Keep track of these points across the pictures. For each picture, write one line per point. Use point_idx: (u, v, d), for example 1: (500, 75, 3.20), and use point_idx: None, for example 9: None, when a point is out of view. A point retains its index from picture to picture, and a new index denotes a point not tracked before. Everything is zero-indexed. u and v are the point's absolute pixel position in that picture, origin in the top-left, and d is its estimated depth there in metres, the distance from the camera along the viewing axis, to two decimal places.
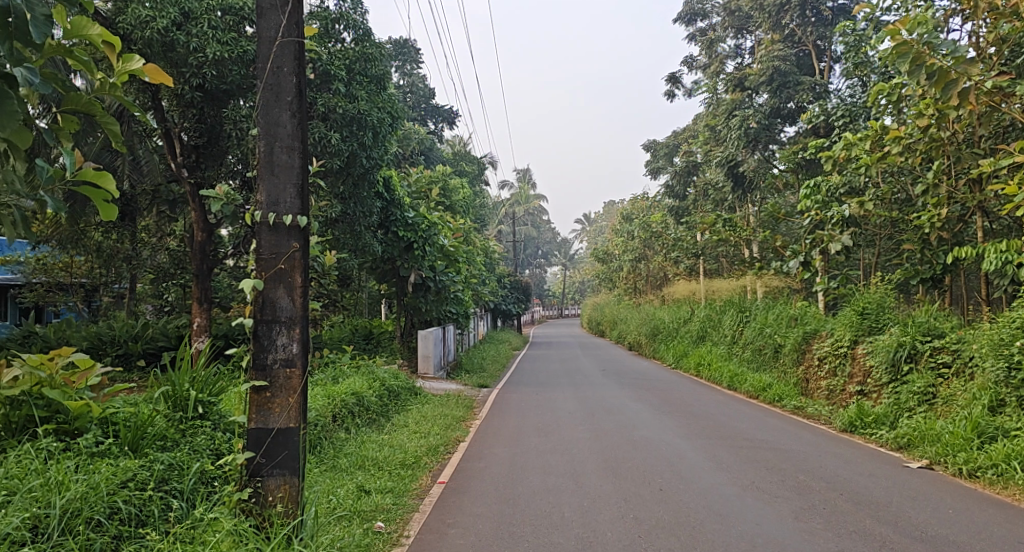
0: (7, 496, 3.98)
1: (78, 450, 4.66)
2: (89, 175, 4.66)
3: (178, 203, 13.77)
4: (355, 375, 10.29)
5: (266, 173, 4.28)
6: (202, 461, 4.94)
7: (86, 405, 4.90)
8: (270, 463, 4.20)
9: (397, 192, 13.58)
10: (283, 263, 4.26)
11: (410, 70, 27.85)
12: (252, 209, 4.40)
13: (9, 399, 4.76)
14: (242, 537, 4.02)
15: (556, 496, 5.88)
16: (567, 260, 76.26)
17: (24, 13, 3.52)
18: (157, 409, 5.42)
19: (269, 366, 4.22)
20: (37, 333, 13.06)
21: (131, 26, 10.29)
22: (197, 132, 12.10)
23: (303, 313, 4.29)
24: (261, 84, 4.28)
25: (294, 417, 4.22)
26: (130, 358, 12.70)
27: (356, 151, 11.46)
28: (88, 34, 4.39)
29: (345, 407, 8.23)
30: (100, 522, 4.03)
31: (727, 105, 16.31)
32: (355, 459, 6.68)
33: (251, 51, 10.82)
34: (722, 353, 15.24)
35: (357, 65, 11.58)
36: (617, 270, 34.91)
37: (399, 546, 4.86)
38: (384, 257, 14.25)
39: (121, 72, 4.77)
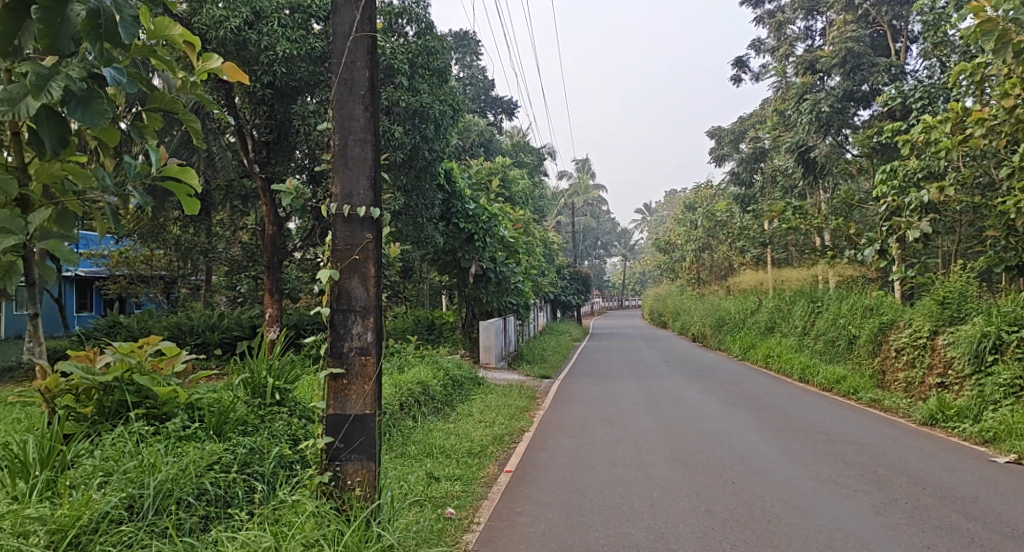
0: (105, 476, 4.21)
1: (166, 433, 4.89)
2: (174, 170, 4.85)
3: (250, 197, 14.19)
4: (420, 365, 10.46)
5: (340, 167, 4.38)
6: (281, 446, 5.13)
7: (174, 391, 5.13)
8: (348, 447, 4.30)
9: (459, 184, 13.76)
10: (357, 254, 4.36)
11: (470, 62, 27.87)
12: (327, 202, 4.51)
13: (103, 384, 4.98)
14: (325, 518, 4.10)
15: (625, 487, 5.87)
16: (627, 251, 75.56)
17: (114, 15, 3.68)
18: (237, 396, 5.67)
19: (345, 354, 4.32)
20: (121, 323, 13.68)
21: (206, 26, 10.63)
22: (267, 128, 12.43)
23: (377, 302, 4.38)
24: (336, 79, 4.36)
25: (370, 403, 4.32)
26: (208, 347, 13.19)
27: (419, 144, 11.63)
28: (171, 35, 4.57)
29: (412, 396, 8.39)
30: (190, 502, 4.22)
31: (798, 88, 15.91)
32: (423, 446, 6.80)
33: (319, 47, 11.05)
34: (792, 345, 14.89)
35: (420, 58, 11.70)
36: (679, 261, 34.43)
37: (470, 532, 4.92)
38: (446, 249, 14.37)
39: (201, 70, 4.93)
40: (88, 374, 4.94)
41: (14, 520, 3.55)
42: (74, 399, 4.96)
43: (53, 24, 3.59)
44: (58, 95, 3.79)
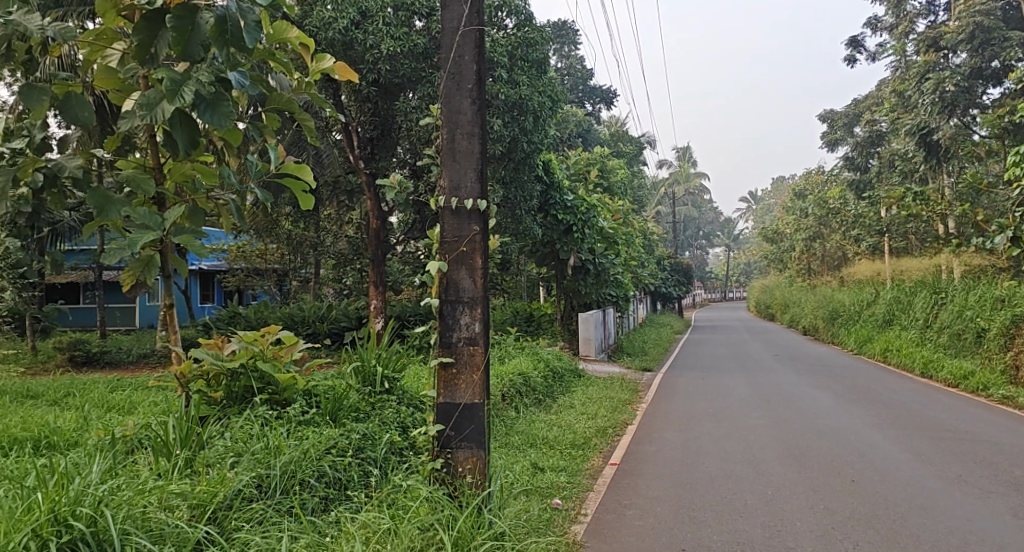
0: (235, 457, 4.48)
1: (287, 418, 5.15)
2: (290, 167, 5.08)
3: (355, 193, 14.67)
4: (520, 356, 10.56)
5: (448, 160, 4.46)
6: (391, 433, 5.31)
7: (293, 378, 5.42)
8: (459, 436, 4.39)
9: (557, 175, 13.97)
10: (465, 246, 4.42)
11: (569, 52, 27.84)
12: (436, 195, 4.61)
13: (230, 370, 5.30)
14: (438, 503, 4.18)
15: (736, 482, 5.75)
16: (731, 241, 73.55)
17: (238, 21, 3.91)
18: (350, 384, 5.90)
19: (454, 344, 4.41)
20: (240, 314, 14.44)
21: (316, 28, 11.06)
22: (371, 125, 12.80)
23: (484, 293, 4.45)
24: (445, 74, 4.44)
25: (479, 392, 4.39)
26: (317, 337, 13.72)
27: (518, 136, 11.72)
28: (288, 37, 4.77)
29: (513, 387, 8.47)
30: (312, 484, 4.43)
31: (918, 68, 14.97)
32: (526, 437, 6.85)
33: (421, 43, 11.26)
34: (913, 338, 14.11)
35: (519, 50, 11.74)
36: (787, 251, 33.22)
37: (578, 524, 4.91)
38: (544, 240, 14.39)
39: (315, 70, 5.12)
40: (217, 360, 5.26)
41: (159, 494, 3.77)
42: (205, 384, 5.31)
43: (186, 32, 3.91)
44: (189, 99, 4.05)
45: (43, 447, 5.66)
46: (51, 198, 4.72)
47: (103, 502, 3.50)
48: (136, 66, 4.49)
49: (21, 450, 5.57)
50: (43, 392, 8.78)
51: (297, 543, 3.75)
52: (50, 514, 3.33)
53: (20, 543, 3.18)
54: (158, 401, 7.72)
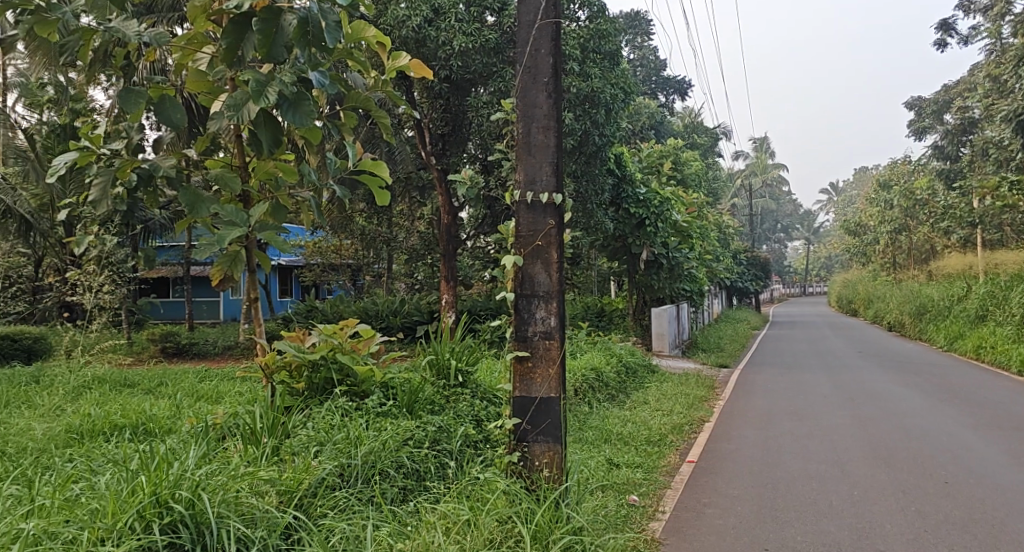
0: (318, 446, 4.60)
1: (365, 409, 5.26)
2: (368, 164, 5.16)
3: (427, 189, 14.84)
4: (593, 351, 10.49)
5: (524, 154, 4.45)
6: (466, 426, 5.36)
7: (371, 370, 5.53)
8: (535, 430, 4.39)
9: (629, 168, 13.81)
10: (540, 240, 4.41)
11: (642, 43, 27.53)
12: (511, 189, 4.61)
13: (311, 361, 5.44)
14: (516, 496, 4.19)
15: (820, 483, 5.57)
16: (811, 234, 71.39)
17: (320, 22, 4.00)
18: (425, 376, 5.98)
19: (529, 338, 4.40)
20: (317, 307, 14.81)
21: (390, 26, 11.24)
22: (443, 121, 12.90)
23: (560, 288, 4.42)
24: (521, 68, 4.43)
25: (555, 386, 4.38)
26: (391, 331, 13.97)
27: (589, 129, 11.64)
28: (365, 36, 4.85)
29: (586, 382, 8.44)
30: (391, 474, 4.51)
31: (1016, 50, 14.21)
32: (601, 432, 6.80)
33: (493, 39, 11.27)
34: (1008, 336, 13.42)
35: (591, 42, 11.65)
36: (871, 244, 32.04)
37: (656, 520, 4.84)
38: (616, 235, 14.27)
39: (391, 68, 5.19)
40: (298, 352, 5.40)
41: (250, 480, 3.90)
42: (288, 375, 5.46)
43: (270, 34, 4.03)
44: (274, 99, 4.17)
45: (140, 433, 5.96)
46: (145, 196, 4.94)
47: (200, 486, 3.65)
48: (223, 68, 4.65)
49: (120, 436, 5.87)
50: (138, 381, 9.22)
51: (380, 530, 3.83)
52: (152, 496, 3.50)
53: (127, 523, 3.35)
54: (243, 391, 8.01)
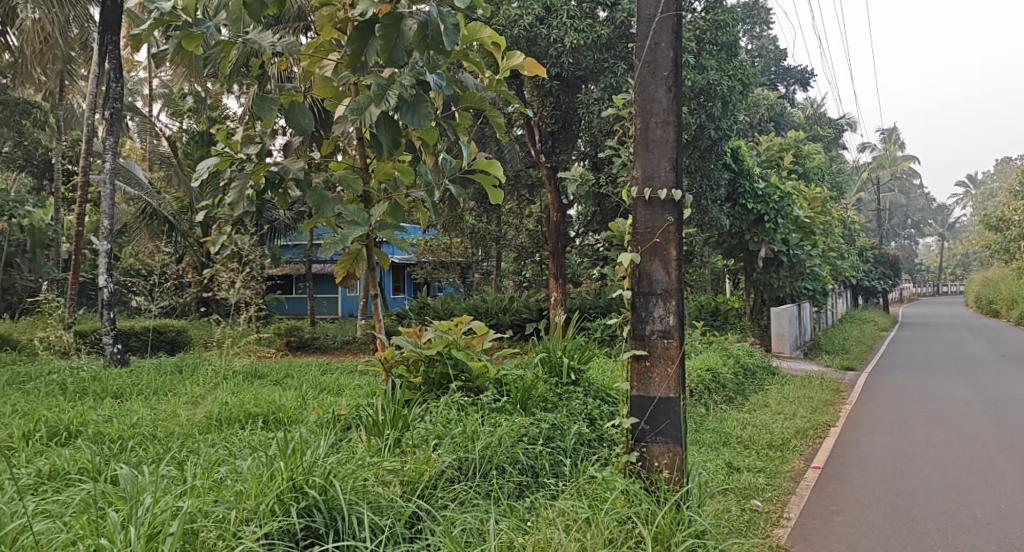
0: (436, 439, 4.70)
1: (480, 405, 5.34)
2: (482, 163, 5.22)
3: (536, 187, 14.90)
4: (709, 351, 10.24)
5: (642, 150, 4.37)
6: (579, 425, 5.35)
7: (486, 366, 5.61)
8: (654, 430, 4.32)
9: (747, 162, 13.40)
10: (658, 237, 4.32)
11: (760, 33, 26.73)
12: (628, 186, 4.55)
13: (428, 357, 5.58)
14: (635, 496, 4.15)
15: (962, 494, 5.22)
16: (944, 230, 66.90)
17: (438, 25, 4.09)
18: (538, 374, 6.02)
19: (647, 337, 4.33)
20: (429, 304, 15.16)
21: (502, 26, 11.36)
22: (553, 119, 12.88)
23: (679, 285, 4.33)
24: (640, 63, 4.37)
25: (674, 386, 4.29)
26: (501, 328, 14.13)
27: (704, 123, 11.37)
28: (481, 38, 4.91)
29: (702, 383, 8.23)
30: (507, 469, 4.56)
31: None
32: (720, 435, 6.62)
33: (606, 34, 11.16)
34: None
35: (708, 34, 11.37)
36: (1015, 240, 29.67)
37: (781, 527, 4.67)
38: (732, 231, 13.86)
39: (505, 68, 5.23)
40: (416, 348, 5.56)
41: (376, 470, 4.04)
42: (405, 369, 5.62)
43: (392, 39, 4.16)
44: (394, 102, 4.31)
45: (270, 422, 6.28)
46: (276, 198, 5.19)
47: (332, 474, 3.81)
48: (348, 74, 4.82)
49: (252, 425, 6.21)
50: (266, 372, 9.75)
51: (502, 524, 3.87)
52: (289, 481, 3.68)
53: (268, 505, 3.54)
54: (363, 384, 8.30)
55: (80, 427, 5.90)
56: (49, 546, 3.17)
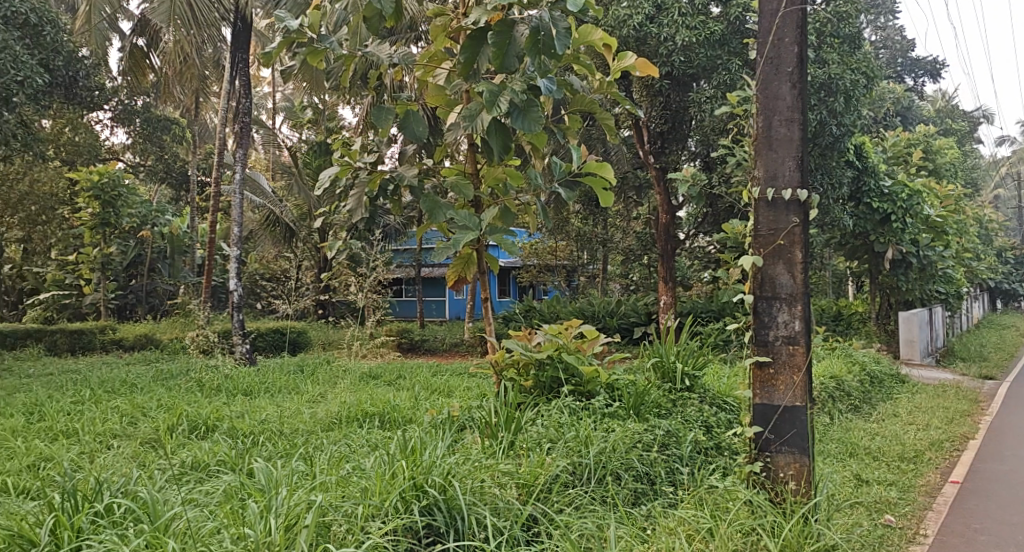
0: (549, 443, 4.71)
1: (593, 410, 5.30)
2: (593, 166, 5.19)
3: (644, 188, 14.70)
4: (832, 358, 9.78)
5: (764, 149, 4.23)
6: (696, 432, 5.20)
7: (596, 371, 5.58)
8: (779, 439, 4.17)
9: (871, 159, 12.74)
10: (782, 239, 4.17)
11: (885, 23, 25.39)
12: (749, 186, 4.41)
13: (538, 360, 5.61)
14: (760, 508, 4.03)
15: None
16: None
17: (550, 30, 4.11)
18: (651, 379, 5.92)
19: (771, 342, 4.18)
20: (537, 308, 15.22)
21: (611, 27, 11.28)
22: (663, 119, 12.67)
23: (804, 289, 4.16)
24: (762, 59, 4.23)
25: (800, 394, 4.13)
26: (609, 331, 14.01)
27: (825, 119, 10.90)
28: (592, 40, 4.88)
29: (824, 391, 7.88)
30: (622, 476, 4.51)
31: None
32: (846, 446, 6.30)
33: (719, 30, 10.88)
34: None
35: (829, 26, 10.94)
36: None
37: (917, 545, 4.41)
38: (855, 232, 13.21)
39: (617, 69, 5.18)
40: (526, 351, 5.62)
41: (493, 473, 4.09)
42: (516, 373, 5.67)
43: (504, 46, 4.22)
44: (505, 108, 4.35)
45: (386, 422, 6.45)
46: (392, 204, 5.33)
47: (451, 475, 3.89)
48: (460, 82, 4.91)
49: (370, 424, 6.40)
50: (381, 373, 10.05)
51: (621, 530, 3.84)
52: (410, 480, 3.78)
53: (392, 503, 3.65)
54: (473, 386, 8.43)
55: (217, 422, 6.28)
56: (198, 533, 3.39)
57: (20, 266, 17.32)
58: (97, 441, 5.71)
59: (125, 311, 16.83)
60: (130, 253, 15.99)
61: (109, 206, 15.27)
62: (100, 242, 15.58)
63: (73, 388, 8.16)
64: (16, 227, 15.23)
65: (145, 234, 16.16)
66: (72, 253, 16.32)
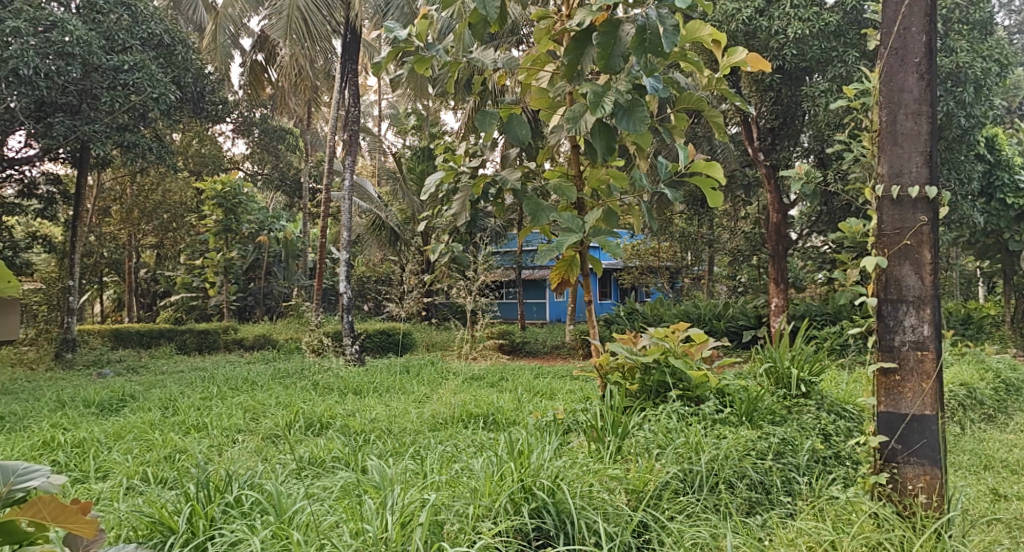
0: (658, 448, 4.63)
1: (703, 416, 5.18)
2: (702, 165, 5.03)
3: (752, 187, 14.28)
4: (961, 364, 9.19)
5: (888, 145, 4.02)
6: (813, 440, 4.99)
7: (706, 376, 5.44)
8: (907, 450, 3.96)
9: (1005, 152, 11.92)
10: (909, 239, 3.96)
11: (1019, 6, 23.72)
12: (871, 184, 4.20)
13: (644, 364, 5.54)
14: (887, 522, 3.84)
15: None
16: None
17: (657, 28, 4.05)
18: (763, 385, 5.74)
19: (896, 348, 3.97)
20: (640, 310, 15.05)
21: (719, 22, 11.03)
22: (773, 115, 12.29)
23: (934, 291, 3.94)
24: (886, 50, 4.03)
25: (930, 402, 3.91)
26: (716, 334, 13.66)
27: (953, 110, 10.28)
28: (700, 36, 4.76)
29: (953, 399, 7.42)
30: (735, 485, 4.39)
31: None
32: (980, 458, 5.91)
33: (835, 21, 10.45)
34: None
35: (957, 12, 10.34)
36: None
37: None
38: (987, 229, 12.39)
39: (725, 65, 5.02)
40: (631, 354, 5.55)
41: (601, 477, 4.07)
42: (621, 376, 5.60)
43: (609, 46, 4.19)
44: (610, 109, 4.31)
45: (490, 423, 6.53)
46: (496, 207, 5.38)
47: (560, 477, 3.89)
48: (563, 84, 4.90)
49: (475, 424, 6.49)
50: (485, 374, 10.19)
51: (737, 540, 3.74)
52: (519, 482, 3.81)
53: (502, 504, 3.70)
54: (575, 389, 8.42)
55: (330, 419, 6.52)
56: (319, 526, 3.54)
57: (153, 270, 18.54)
58: (224, 435, 6.06)
59: (245, 312, 17.71)
60: (249, 257, 16.87)
61: (230, 214, 16.17)
62: (223, 247, 16.47)
63: (201, 385, 8.68)
64: (151, 232, 16.53)
65: (262, 239, 16.98)
66: (199, 258, 17.30)
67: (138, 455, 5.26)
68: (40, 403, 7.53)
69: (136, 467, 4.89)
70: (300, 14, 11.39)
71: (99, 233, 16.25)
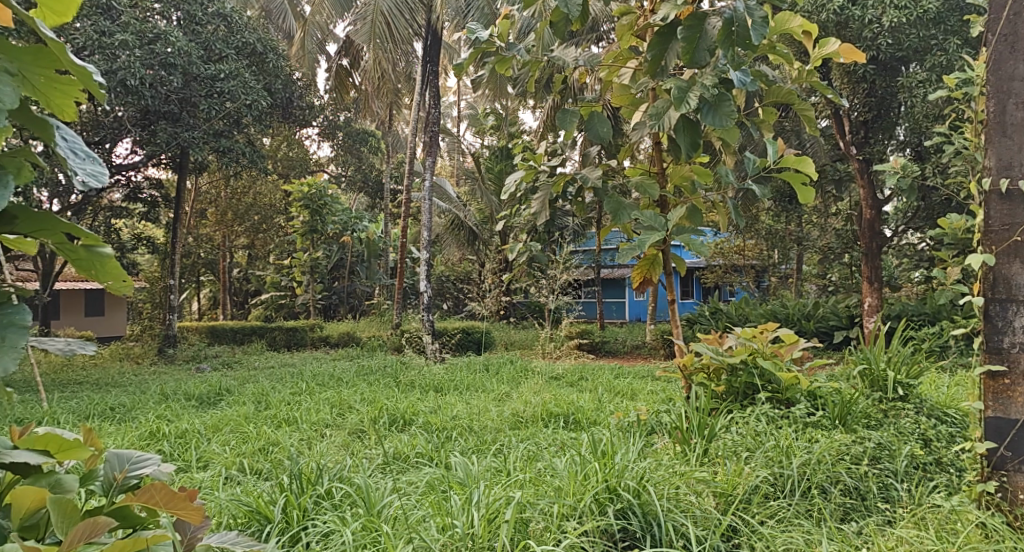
0: (747, 452, 4.52)
1: (793, 418, 5.04)
2: (791, 160, 4.86)
3: (843, 182, 13.78)
4: None
5: (997, 137, 3.81)
6: (912, 445, 4.77)
7: (796, 377, 5.28)
8: (1018, 457, 3.75)
9: None
10: (1020, 235, 3.74)
11: None
12: (978, 178, 3.99)
13: (731, 365, 5.42)
14: (995, 532, 3.65)
15: None
16: None
17: (745, 20, 3.94)
18: (857, 388, 5.53)
19: (1006, 350, 3.76)
20: (723, 310, 14.77)
21: (809, 12, 10.68)
22: (866, 107, 11.82)
23: None
24: (995, 38, 3.82)
25: None
26: (804, 335, 13.23)
27: None
28: (790, 28, 4.60)
29: None
30: (828, 490, 4.26)
31: None
32: None
33: (934, 8, 9.97)
34: None
35: None
36: None
37: None
38: None
39: (817, 57, 4.84)
40: (716, 354, 5.43)
41: (687, 480, 4.00)
42: (706, 377, 5.48)
43: (694, 41, 4.11)
44: (695, 104, 4.23)
45: (571, 422, 6.52)
46: (577, 205, 5.34)
47: (645, 478, 3.85)
48: (647, 80, 4.83)
49: (556, 424, 6.49)
50: (566, 373, 10.17)
51: (830, 546, 3.62)
52: (603, 483, 3.80)
53: (587, 503, 3.68)
54: (657, 389, 8.30)
55: (413, 416, 6.63)
56: (407, 520, 3.61)
57: (245, 270, 19.31)
58: (313, 428, 6.25)
59: (330, 310, 18.22)
60: (334, 257, 17.35)
61: (317, 214, 16.47)
62: (310, 247, 16.86)
63: (291, 380, 8.99)
64: (243, 234, 17.22)
65: (346, 239, 17.38)
66: (287, 258, 17.90)
67: (235, 447, 5.49)
68: (146, 396, 7.95)
69: (233, 458, 5.09)
70: (383, 18, 11.64)
71: (196, 234, 17.04)
